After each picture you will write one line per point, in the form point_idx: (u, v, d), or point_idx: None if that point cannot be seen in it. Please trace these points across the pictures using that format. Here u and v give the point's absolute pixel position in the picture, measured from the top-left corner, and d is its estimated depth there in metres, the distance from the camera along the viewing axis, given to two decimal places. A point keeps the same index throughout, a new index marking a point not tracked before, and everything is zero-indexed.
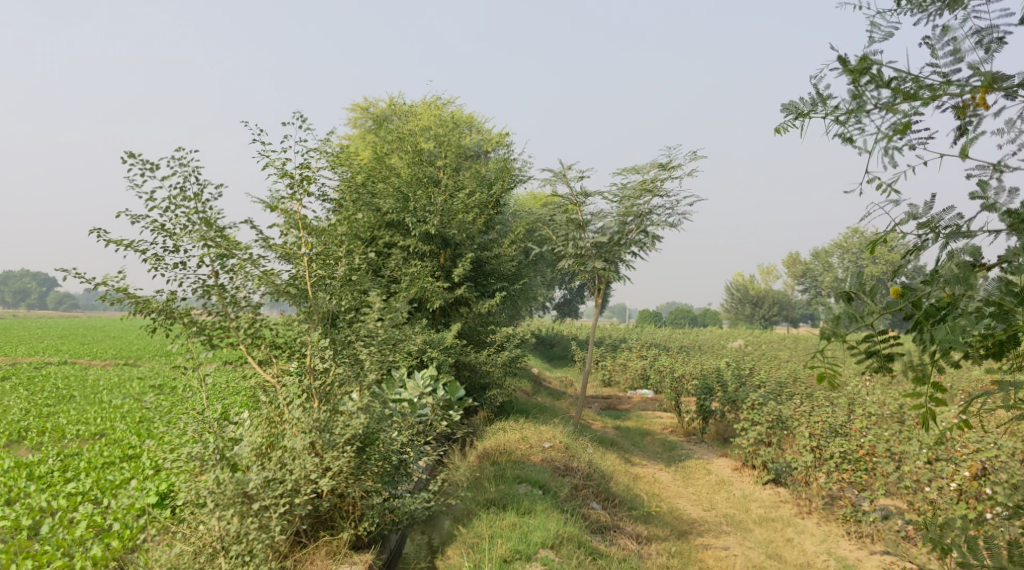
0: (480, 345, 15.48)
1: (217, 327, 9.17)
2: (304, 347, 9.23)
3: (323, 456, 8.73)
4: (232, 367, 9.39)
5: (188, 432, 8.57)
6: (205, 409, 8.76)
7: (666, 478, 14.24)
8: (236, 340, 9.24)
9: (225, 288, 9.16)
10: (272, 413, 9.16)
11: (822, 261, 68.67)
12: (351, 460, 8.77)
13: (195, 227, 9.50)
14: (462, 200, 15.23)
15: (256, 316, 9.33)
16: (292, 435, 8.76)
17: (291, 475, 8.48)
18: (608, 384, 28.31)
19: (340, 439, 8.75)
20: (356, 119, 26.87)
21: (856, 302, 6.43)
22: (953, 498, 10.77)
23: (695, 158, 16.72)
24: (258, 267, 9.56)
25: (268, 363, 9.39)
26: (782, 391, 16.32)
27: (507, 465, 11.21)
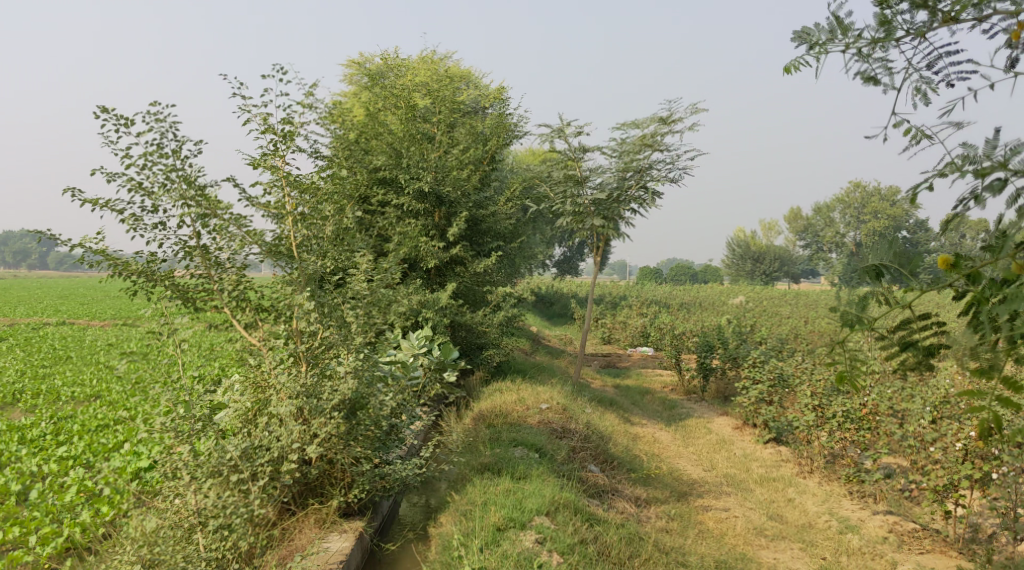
0: (476, 305, 15.21)
1: (200, 290, 8.98)
2: (290, 309, 8.97)
3: (310, 423, 8.57)
4: (217, 330, 9.15)
5: (164, 401, 8.30)
6: (183, 376, 8.54)
7: (666, 438, 14.08)
8: (220, 303, 9.03)
9: (208, 250, 8.92)
10: (258, 377, 8.91)
11: (824, 216, 68.21)
12: (339, 426, 8.59)
13: (175, 185, 9.20)
14: (456, 157, 14.93)
15: (241, 278, 9.10)
16: (279, 401, 8.61)
17: (278, 441, 8.40)
18: (608, 341, 28.11)
19: (328, 405, 8.56)
20: (352, 75, 26.38)
21: (883, 279, 6.79)
22: (958, 458, 10.34)
23: (696, 111, 16.34)
24: (241, 227, 9.28)
25: (254, 327, 9.15)
26: (783, 348, 16.10)
27: (503, 427, 11.02)
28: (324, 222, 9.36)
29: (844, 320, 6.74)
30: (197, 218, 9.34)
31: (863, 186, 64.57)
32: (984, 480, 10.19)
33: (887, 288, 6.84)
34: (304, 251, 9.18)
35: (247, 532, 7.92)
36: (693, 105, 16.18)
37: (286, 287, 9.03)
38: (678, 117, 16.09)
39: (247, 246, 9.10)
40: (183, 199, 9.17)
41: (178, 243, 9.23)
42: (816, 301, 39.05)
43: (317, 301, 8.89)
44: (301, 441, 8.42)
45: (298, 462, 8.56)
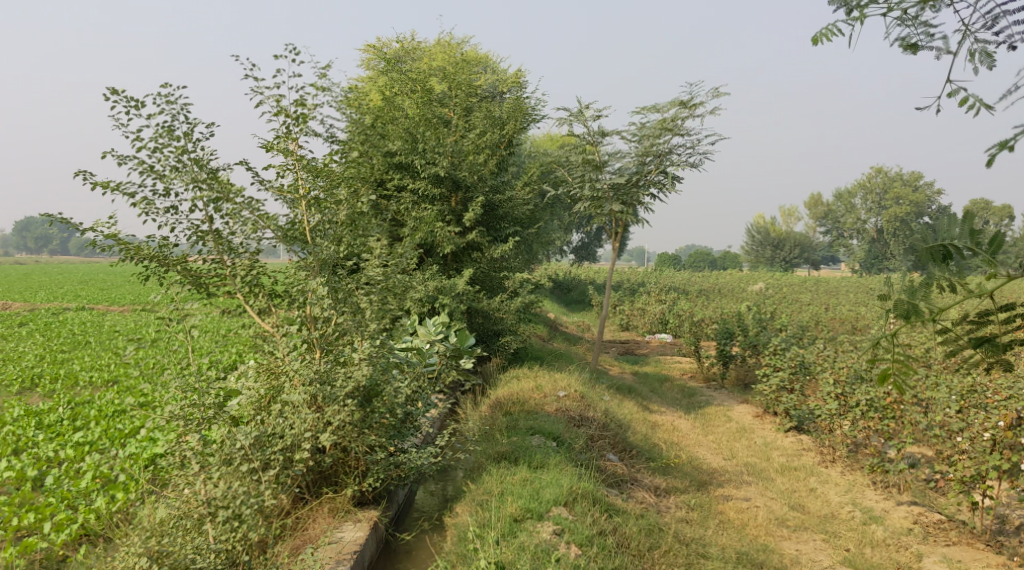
0: (492, 291, 15.03)
1: (213, 275, 8.90)
2: (303, 295, 8.89)
3: (324, 410, 8.48)
4: (229, 316, 9.05)
5: (174, 389, 8.24)
6: (193, 364, 8.45)
7: (686, 426, 13.91)
8: (233, 288, 8.94)
9: (220, 234, 8.84)
10: (272, 364, 8.80)
11: (844, 202, 67.51)
12: (353, 413, 8.50)
13: (187, 168, 9.11)
14: (473, 141, 14.78)
15: (254, 263, 9.00)
16: (292, 388, 8.52)
17: (291, 429, 8.30)
18: (627, 328, 27.88)
19: (342, 392, 8.43)
20: (370, 60, 26.22)
21: (949, 264, 6.68)
22: (986, 449, 10.15)
23: (718, 94, 16.08)
24: (254, 211, 9.18)
25: (267, 313, 9.05)
26: (805, 335, 15.85)
27: (520, 415, 10.89)
28: (338, 206, 9.21)
29: (896, 308, 6.63)
30: (210, 202, 9.28)
31: (885, 171, 63.82)
32: (1013, 471, 9.96)
33: (954, 276, 6.69)
34: (317, 235, 9.13)
35: (257, 523, 7.82)
36: (715, 88, 15.91)
37: (298, 272, 8.96)
38: (699, 101, 15.83)
39: (259, 230, 9.01)
40: (195, 183, 9.09)
41: (191, 227, 9.16)
42: (837, 288, 38.57)
43: (330, 287, 8.78)
44: (314, 429, 8.33)
45: (311, 450, 8.47)
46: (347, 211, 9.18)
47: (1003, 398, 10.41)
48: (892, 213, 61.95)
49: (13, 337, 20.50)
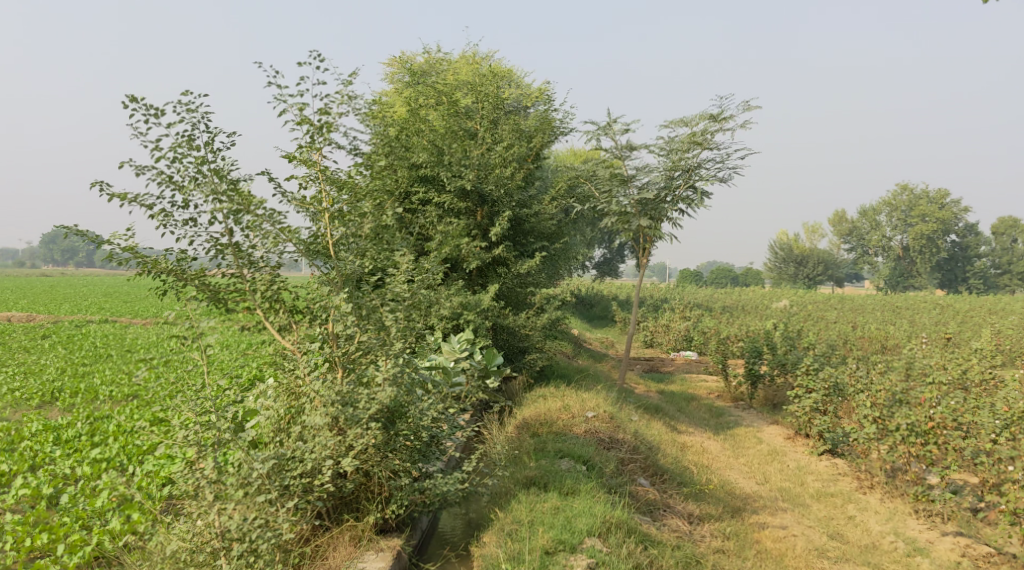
0: (519, 307, 14.68)
1: (232, 290, 8.68)
2: (325, 311, 8.65)
3: (346, 433, 8.20)
4: (248, 332, 8.82)
5: (187, 413, 8.00)
6: (206, 384, 8.19)
7: (715, 448, 13.50)
8: (252, 304, 8.71)
9: (239, 248, 8.63)
10: (292, 383, 8.51)
11: (869, 219, 66.70)
12: (377, 437, 8.22)
13: (206, 179, 8.91)
14: (500, 154, 14.51)
15: (274, 277, 8.74)
16: (314, 409, 8.25)
17: (312, 453, 8.03)
18: (650, 344, 27.41)
19: (364, 414, 8.16)
20: (393, 73, 26.04)
21: None
22: None
23: (748, 108, 15.74)
24: (274, 224, 8.95)
25: (288, 330, 8.79)
26: (836, 355, 15.41)
27: (548, 437, 10.55)
28: (362, 218, 8.94)
29: None
30: (230, 214, 9.09)
31: (911, 188, 63.12)
32: None
33: None
34: (338, 247, 8.91)
35: (275, 558, 7.68)
36: (745, 101, 15.58)
37: (321, 288, 8.73)
38: (729, 115, 15.50)
39: (280, 244, 8.76)
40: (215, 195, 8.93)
41: (211, 240, 8.95)
42: (862, 305, 37.94)
43: (353, 303, 8.53)
44: (335, 453, 8.07)
45: (332, 475, 8.18)
46: (372, 224, 8.91)
47: None
48: (918, 230, 61.16)
49: (35, 350, 20.37)
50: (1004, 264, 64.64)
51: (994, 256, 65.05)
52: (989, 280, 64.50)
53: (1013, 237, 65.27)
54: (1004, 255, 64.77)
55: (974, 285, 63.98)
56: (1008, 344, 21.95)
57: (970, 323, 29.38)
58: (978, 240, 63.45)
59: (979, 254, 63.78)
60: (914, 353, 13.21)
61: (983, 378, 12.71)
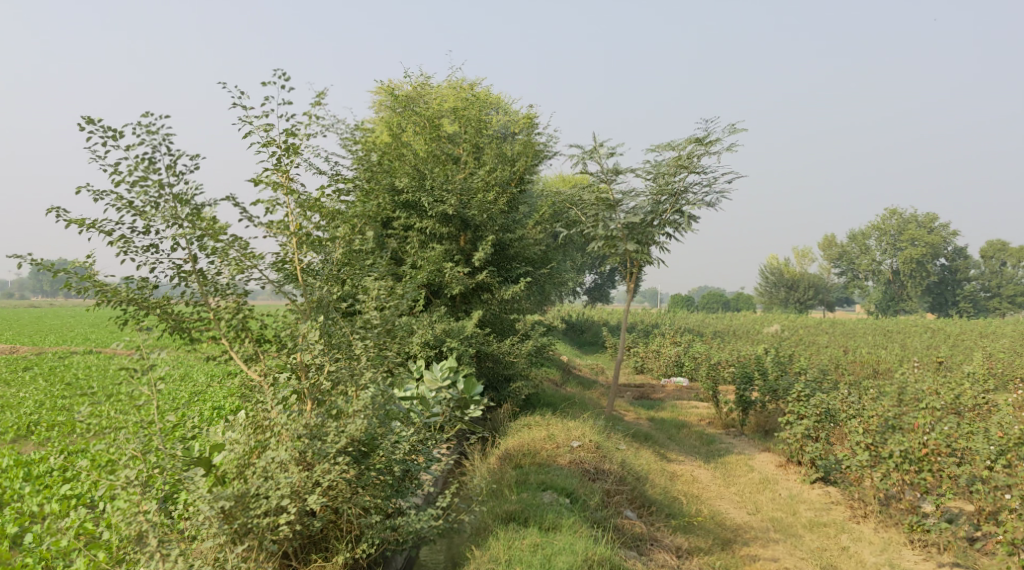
0: (503, 333, 14.44)
1: (197, 319, 8.47)
2: (293, 340, 8.41)
3: (313, 469, 7.89)
4: (214, 363, 8.59)
5: (130, 451, 7.78)
6: (153, 420, 7.95)
7: (706, 477, 13.21)
8: (218, 333, 8.50)
9: (205, 275, 8.45)
10: (257, 416, 8.19)
11: (859, 243, 66.78)
12: (346, 472, 7.91)
13: (167, 204, 8.72)
14: (482, 178, 14.29)
15: (240, 305, 8.55)
16: (279, 443, 7.95)
17: (276, 489, 7.73)
18: (641, 370, 27.13)
19: (333, 449, 7.86)
20: (379, 99, 25.89)
21: None
22: None
23: (734, 131, 15.62)
24: (241, 250, 8.74)
25: (255, 360, 8.56)
26: (827, 380, 15.17)
27: (531, 468, 10.24)
28: (332, 243, 8.75)
29: None
30: (194, 239, 8.94)
31: (900, 212, 63.33)
32: None
33: None
34: (307, 272, 8.73)
35: None
36: (732, 125, 15.46)
37: (288, 316, 8.56)
38: (716, 138, 15.36)
39: (245, 270, 8.64)
40: (175, 220, 8.83)
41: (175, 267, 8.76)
42: (853, 330, 37.85)
43: (322, 331, 8.32)
44: (302, 488, 7.78)
45: (299, 513, 7.86)
46: (342, 248, 8.70)
47: None
48: (908, 254, 61.25)
49: (15, 383, 19.93)
50: (994, 288, 64.96)
51: (983, 279, 65.41)
52: (980, 303, 64.61)
53: (1002, 260, 65.54)
54: (993, 278, 65.05)
55: (964, 308, 64.06)
56: (1000, 368, 21.81)
57: (962, 346, 29.30)
58: (968, 263, 63.64)
59: (969, 277, 63.95)
60: (905, 378, 12.99)
61: (976, 403, 12.50)
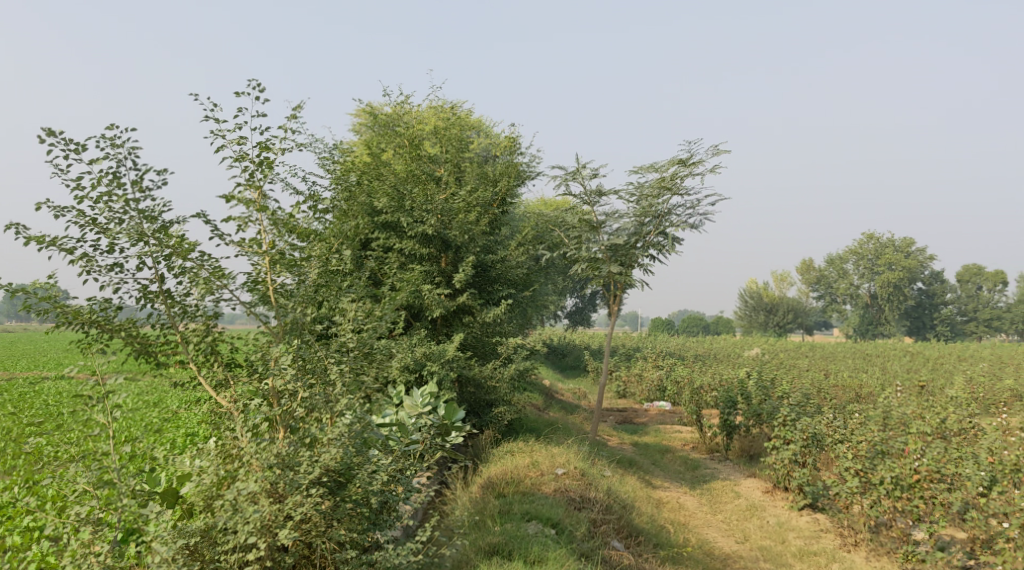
0: (485, 357, 14.14)
1: (163, 343, 8.15)
2: (264, 364, 8.09)
3: (284, 501, 7.53)
4: (182, 389, 8.28)
5: (83, 485, 7.51)
6: (109, 450, 7.66)
7: (692, 503, 12.94)
8: (185, 357, 8.19)
9: (172, 296, 8.15)
10: (227, 446, 7.87)
11: (837, 267, 67.09)
12: (320, 504, 7.55)
13: (133, 222, 8.43)
14: (464, 198, 14.03)
15: (209, 328, 8.25)
16: (248, 473, 7.59)
17: (244, 524, 7.34)
18: (623, 394, 26.87)
19: (305, 480, 7.50)
20: (359, 122, 25.66)
21: None
22: None
23: (718, 153, 15.48)
24: (211, 271, 8.45)
25: (225, 386, 8.22)
26: (813, 404, 14.96)
27: (515, 497, 9.91)
28: (307, 262, 8.44)
29: None
30: (161, 258, 8.64)
31: (877, 236, 63.81)
32: None
33: None
34: (281, 292, 8.43)
35: None
36: (716, 146, 15.33)
37: (260, 339, 8.27)
38: (699, 160, 15.21)
39: (215, 291, 8.35)
40: (142, 237, 8.50)
41: (141, 288, 8.44)
42: (833, 353, 37.89)
43: (295, 355, 8.01)
44: (272, 523, 7.42)
45: (270, 549, 7.50)
46: (317, 268, 8.40)
47: None
48: (886, 278, 61.63)
49: None
50: (970, 312, 66.20)
51: (960, 303, 66.52)
52: (956, 326, 65.13)
53: (978, 283, 66.23)
54: (970, 302, 66.30)
55: (941, 332, 64.55)
56: (982, 391, 21.81)
57: (942, 369, 29.34)
58: (944, 287, 64.21)
59: (945, 301, 64.59)
60: (889, 403, 12.79)
61: (961, 427, 12.35)
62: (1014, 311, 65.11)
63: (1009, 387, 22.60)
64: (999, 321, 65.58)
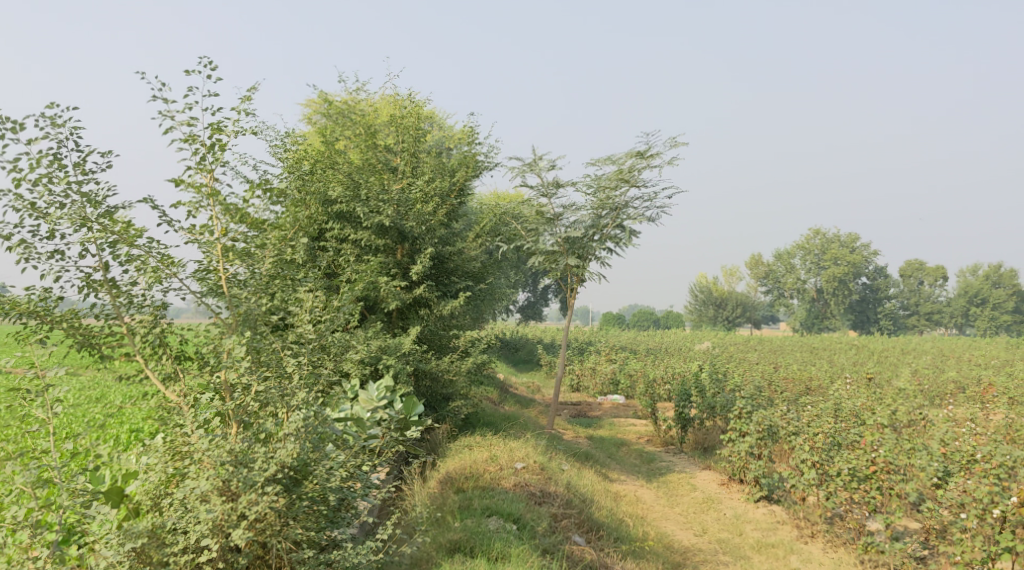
0: (441, 351, 13.92)
1: (108, 334, 7.82)
2: (215, 357, 7.78)
3: (237, 500, 7.23)
4: (128, 382, 7.93)
5: (21, 485, 7.14)
6: (49, 448, 7.28)
7: (649, 496, 12.89)
8: (132, 350, 7.86)
9: (117, 286, 7.81)
10: (176, 442, 7.53)
11: (784, 262, 68.04)
12: (275, 502, 7.27)
13: (74, 208, 8.07)
14: (421, 188, 13.80)
15: (157, 318, 7.91)
16: (199, 471, 7.29)
17: (195, 525, 7.08)
18: (577, 388, 26.80)
19: (260, 477, 7.20)
20: (309, 112, 25.18)
21: None
22: (995, 529, 9.69)
23: (675, 145, 15.46)
24: (159, 259, 8.13)
25: (173, 380, 7.91)
26: (766, 396, 15.02)
27: (475, 493, 9.73)
28: (260, 251, 8.15)
29: None
30: (105, 245, 8.28)
31: (824, 232, 64.88)
32: None
33: None
34: (233, 282, 8.12)
35: None
36: (673, 138, 15.30)
37: (211, 331, 7.97)
38: (657, 152, 15.17)
39: (163, 280, 8.02)
40: (85, 223, 8.13)
41: (84, 277, 8.08)
42: (781, 346, 38.36)
43: (247, 348, 7.71)
44: (224, 522, 7.16)
45: (222, 549, 7.23)
46: (272, 257, 8.12)
47: (1006, 473, 9.92)
48: (831, 273, 62.62)
49: None
50: (912, 306, 67.84)
51: (903, 297, 68.10)
52: (899, 320, 66.63)
53: (919, 278, 67.76)
54: (912, 296, 67.89)
55: (884, 325, 65.93)
56: (926, 383, 22.25)
57: (886, 363, 29.88)
58: (887, 282, 65.57)
59: (888, 296, 66.01)
60: (842, 395, 12.85)
61: (912, 418, 12.49)
62: (954, 304, 66.75)
63: (951, 379, 23.07)
64: (939, 315, 67.19)
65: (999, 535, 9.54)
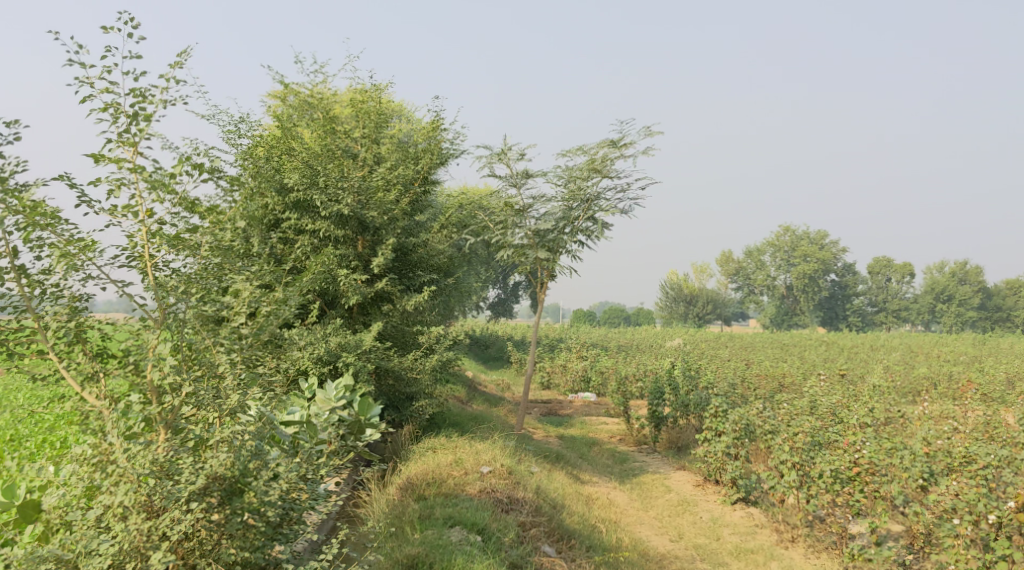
0: (406, 348, 13.28)
1: (17, 330, 7.15)
2: (137, 357, 7.24)
3: (160, 516, 6.79)
4: (42, 383, 7.26)
5: None
6: None
7: (622, 499, 12.36)
8: (45, 347, 7.20)
9: (28, 275, 7.16)
10: (94, 451, 6.95)
11: (754, 259, 68.06)
12: (201, 518, 6.81)
13: None
14: (382, 175, 13.17)
15: (74, 310, 7.28)
16: (116, 483, 6.82)
17: (109, 548, 6.62)
18: (547, 386, 26.33)
19: (186, 490, 6.76)
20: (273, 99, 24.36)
21: None
22: (991, 535, 9.23)
23: (648, 134, 14.93)
24: (77, 245, 7.50)
25: (93, 380, 7.26)
26: (740, 392, 14.54)
27: (437, 500, 9.14)
28: (196, 237, 7.51)
29: None
30: (18, 231, 7.61)
31: (794, 230, 65.03)
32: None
33: None
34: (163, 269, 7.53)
35: None
36: (647, 126, 14.79)
37: (134, 324, 7.35)
38: (630, 140, 14.66)
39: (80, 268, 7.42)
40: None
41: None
42: (751, 343, 38.04)
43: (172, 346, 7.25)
44: (142, 543, 6.69)
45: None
46: (209, 244, 7.50)
47: (1001, 478, 9.44)
48: (801, 269, 62.80)
49: None
50: (880, 303, 68.24)
51: (871, 294, 68.46)
52: (866, 317, 67.00)
53: (888, 276, 68.11)
54: (880, 293, 68.27)
55: (853, 322, 66.13)
56: (896, 381, 22.03)
57: (856, 359, 29.72)
58: (857, 279, 65.78)
59: (857, 293, 66.33)
60: (817, 392, 12.39)
61: (890, 416, 12.07)
62: (921, 301, 67.16)
63: (924, 375, 22.81)
64: (906, 312, 67.65)
65: (994, 542, 9.11)
